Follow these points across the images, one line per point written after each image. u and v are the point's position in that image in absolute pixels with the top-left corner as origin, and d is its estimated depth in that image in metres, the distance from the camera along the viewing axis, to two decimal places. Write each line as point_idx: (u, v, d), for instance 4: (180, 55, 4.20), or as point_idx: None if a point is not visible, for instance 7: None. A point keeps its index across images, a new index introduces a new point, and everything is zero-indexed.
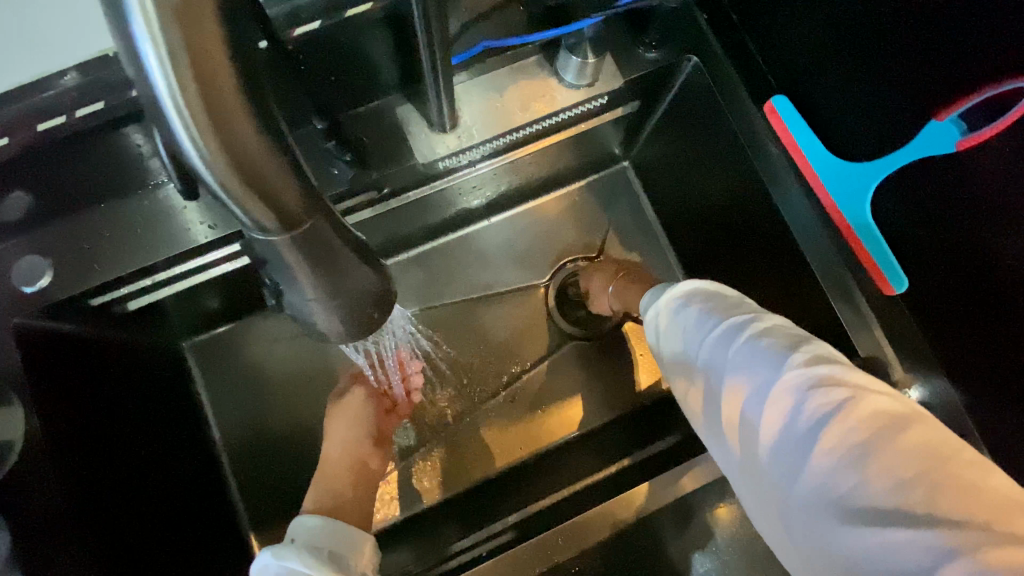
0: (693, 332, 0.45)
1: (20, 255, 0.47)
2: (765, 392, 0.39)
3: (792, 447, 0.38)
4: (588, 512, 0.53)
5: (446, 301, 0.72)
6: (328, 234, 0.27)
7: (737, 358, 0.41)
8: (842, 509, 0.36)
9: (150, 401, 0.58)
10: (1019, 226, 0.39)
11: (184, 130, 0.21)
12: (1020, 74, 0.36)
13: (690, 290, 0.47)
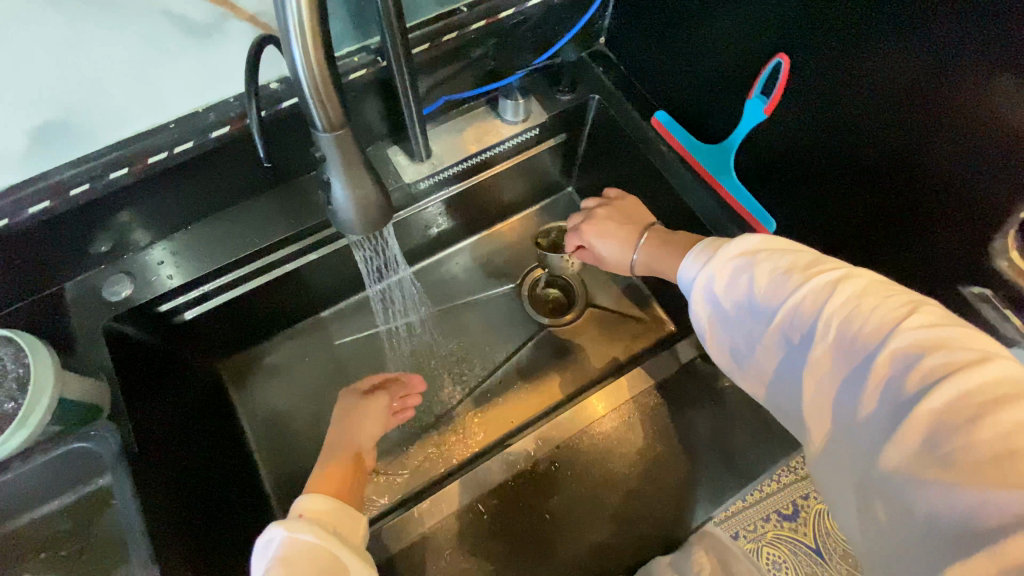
0: (771, 293, 0.48)
1: (109, 274, 0.63)
2: (864, 355, 0.42)
3: (889, 407, 0.39)
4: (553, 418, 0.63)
5: (438, 308, 0.87)
6: (351, 143, 0.37)
7: (824, 322, 0.44)
8: (917, 467, 0.37)
9: (193, 403, 0.71)
10: (827, 155, 0.56)
11: (300, 50, 0.32)
12: (777, 53, 0.56)
13: (769, 250, 0.51)
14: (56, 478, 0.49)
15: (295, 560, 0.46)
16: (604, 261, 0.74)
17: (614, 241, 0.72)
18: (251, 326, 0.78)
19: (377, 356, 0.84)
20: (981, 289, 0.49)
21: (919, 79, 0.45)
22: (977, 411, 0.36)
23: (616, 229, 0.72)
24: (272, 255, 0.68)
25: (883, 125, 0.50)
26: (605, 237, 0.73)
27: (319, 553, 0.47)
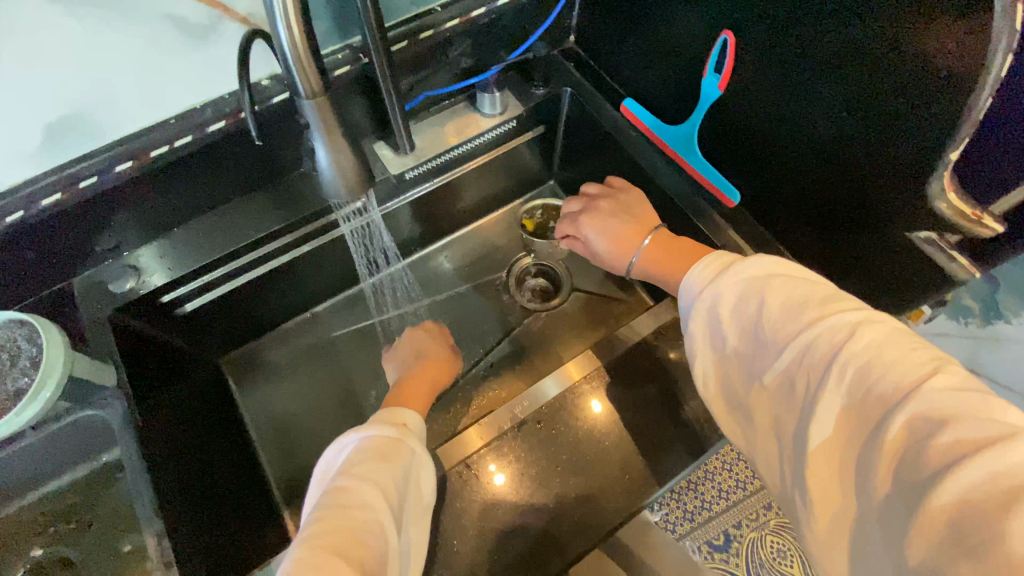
0: (784, 333, 0.50)
1: (114, 268, 0.67)
2: (881, 414, 0.41)
3: (909, 479, 0.38)
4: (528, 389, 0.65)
5: (430, 298, 0.91)
6: (329, 110, 0.40)
7: (835, 368, 0.45)
8: (942, 555, 0.35)
9: (195, 393, 0.74)
10: (778, 122, 0.61)
11: (283, 20, 0.35)
12: (722, 30, 0.61)
13: (785, 291, 0.53)
14: (74, 449, 0.53)
15: (372, 452, 0.50)
16: (597, 256, 0.72)
17: (611, 240, 0.70)
18: (248, 320, 0.82)
19: (372, 347, 0.88)
20: (927, 233, 0.52)
21: (888, 97, 0.49)
22: (1002, 496, 0.34)
23: (617, 225, 0.70)
24: (267, 247, 0.72)
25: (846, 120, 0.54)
26: (604, 234, 0.70)
27: (392, 442, 0.52)
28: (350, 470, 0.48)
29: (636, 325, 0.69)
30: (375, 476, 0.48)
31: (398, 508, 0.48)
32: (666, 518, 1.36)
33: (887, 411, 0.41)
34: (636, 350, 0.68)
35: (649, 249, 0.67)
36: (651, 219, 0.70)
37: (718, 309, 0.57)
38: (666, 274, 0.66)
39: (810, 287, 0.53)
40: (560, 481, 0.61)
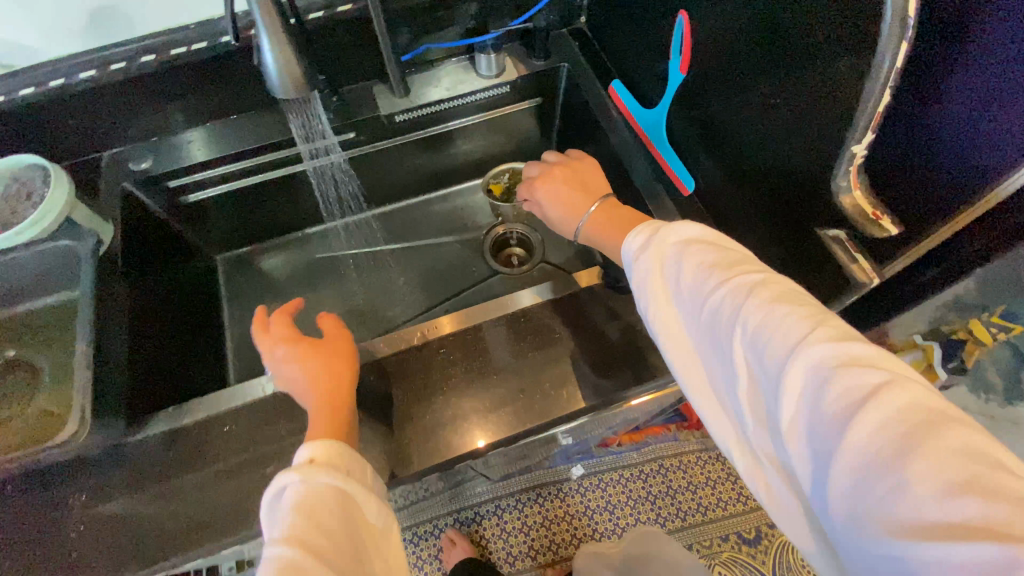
0: (696, 300, 0.47)
1: (134, 148, 0.78)
2: (780, 379, 0.38)
3: (814, 439, 0.36)
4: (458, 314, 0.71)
5: (410, 242, 0.98)
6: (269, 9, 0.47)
7: (743, 333, 0.42)
8: (863, 514, 0.32)
9: (183, 274, 0.85)
10: (727, 109, 0.62)
11: None
12: (683, 13, 0.63)
13: (697, 256, 0.49)
14: (40, 271, 0.63)
15: (312, 507, 0.42)
16: (553, 225, 0.74)
17: (564, 207, 0.72)
18: (247, 224, 0.92)
19: (348, 272, 0.96)
20: (835, 230, 0.52)
21: (820, 84, 0.48)
22: (899, 442, 0.32)
23: (569, 194, 0.72)
24: (265, 157, 0.81)
25: (786, 111, 0.53)
26: (555, 204, 0.72)
27: (341, 494, 0.44)
28: (287, 537, 0.40)
29: (568, 283, 0.74)
30: (319, 543, 0.40)
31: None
32: (618, 521, 1.38)
33: (783, 377, 0.38)
34: (561, 309, 0.71)
35: (594, 217, 0.67)
36: (602, 190, 0.72)
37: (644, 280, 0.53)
38: (605, 241, 0.66)
39: (725, 248, 0.50)
40: (452, 407, 0.65)
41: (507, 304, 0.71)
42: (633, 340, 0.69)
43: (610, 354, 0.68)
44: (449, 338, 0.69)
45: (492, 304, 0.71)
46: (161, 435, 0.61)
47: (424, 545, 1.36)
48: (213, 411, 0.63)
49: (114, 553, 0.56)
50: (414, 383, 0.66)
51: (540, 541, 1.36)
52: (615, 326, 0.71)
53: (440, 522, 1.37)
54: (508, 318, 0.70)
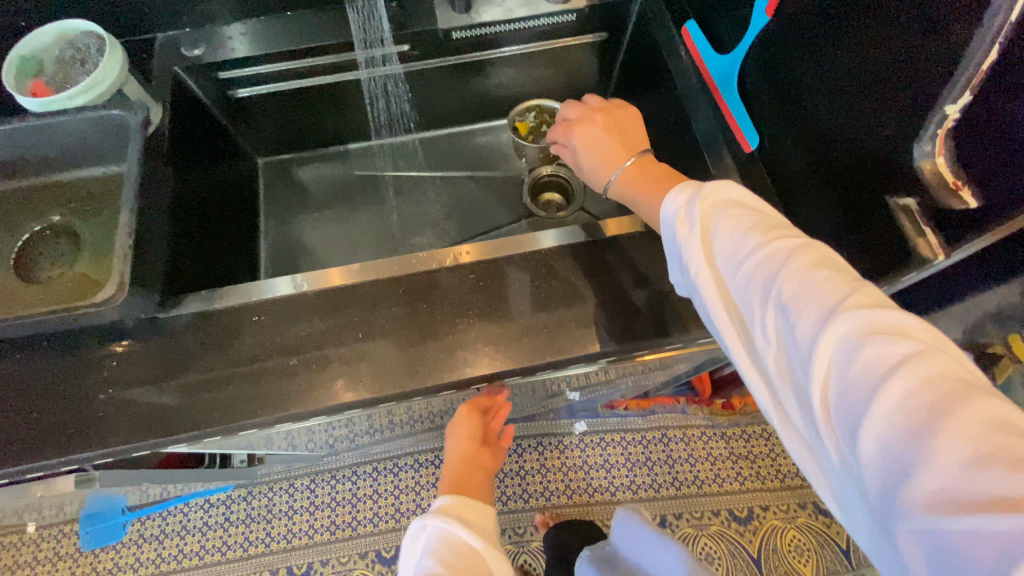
0: (726, 261, 0.44)
1: (186, 32, 0.77)
2: (808, 345, 0.36)
3: (839, 411, 0.34)
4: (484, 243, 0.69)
5: (449, 169, 0.97)
6: None
7: (773, 297, 0.40)
8: (887, 488, 0.31)
9: (225, 168, 0.85)
10: (805, 57, 0.57)
11: None
12: None
13: (731, 215, 0.46)
14: (91, 138, 0.64)
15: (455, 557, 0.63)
16: (582, 172, 0.69)
17: (598, 157, 0.66)
18: (290, 129, 0.91)
19: (385, 192, 0.95)
20: (907, 200, 0.48)
21: (916, 34, 0.44)
22: (926, 416, 0.30)
23: (605, 141, 0.67)
24: (316, 59, 0.79)
25: (872, 63, 0.49)
26: (588, 148, 0.67)
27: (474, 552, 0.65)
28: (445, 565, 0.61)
29: (607, 225, 0.71)
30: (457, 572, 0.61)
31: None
32: (612, 479, 1.40)
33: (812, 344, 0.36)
34: (596, 250, 0.69)
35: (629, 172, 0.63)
36: (639, 140, 0.67)
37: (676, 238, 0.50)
38: (637, 197, 0.62)
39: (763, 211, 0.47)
40: (473, 329, 0.64)
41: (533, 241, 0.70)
42: (666, 290, 0.67)
43: (635, 303, 0.67)
44: (479, 262, 0.68)
45: (516, 238, 0.70)
46: (191, 316, 0.63)
47: (425, 472, 1.43)
48: (242, 300, 0.64)
49: (139, 419, 0.59)
50: (438, 304, 0.65)
51: (534, 486, 1.39)
52: (649, 275, 0.69)
53: (442, 453, 1.45)
54: (540, 251, 0.69)
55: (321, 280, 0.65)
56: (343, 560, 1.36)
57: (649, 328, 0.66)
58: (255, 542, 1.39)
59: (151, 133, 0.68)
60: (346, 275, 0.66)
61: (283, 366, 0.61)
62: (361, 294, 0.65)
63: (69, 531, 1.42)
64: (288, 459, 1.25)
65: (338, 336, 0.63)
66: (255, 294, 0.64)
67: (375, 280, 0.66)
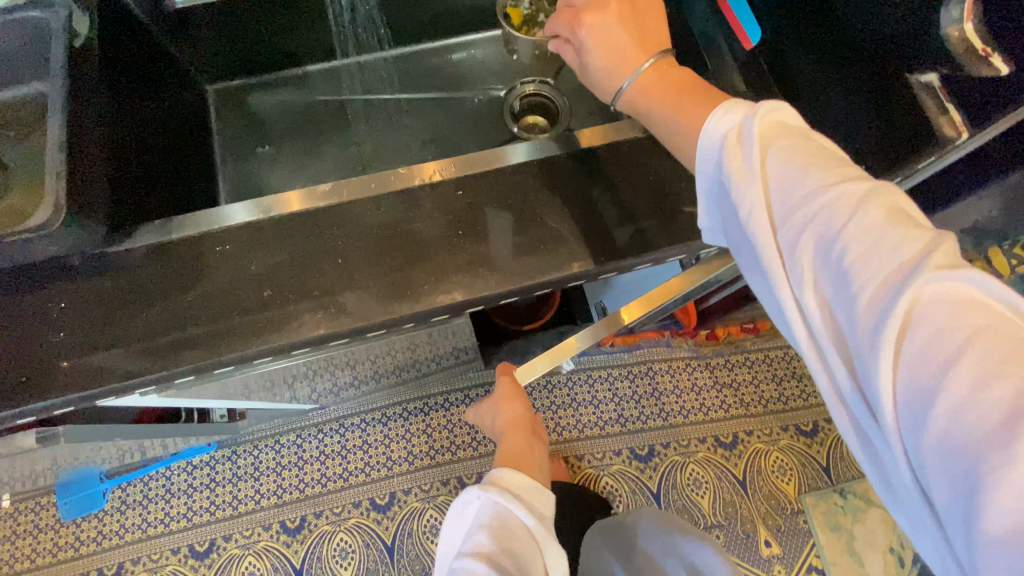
0: (776, 207, 0.39)
1: None
2: (877, 309, 0.32)
3: (907, 394, 0.31)
4: (465, 157, 0.64)
5: (422, 91, 0.89)
6: None
7: (836, 251, 0.35)
8: (957, 485, 0.28)
9: (170, 93, 0.76)
10: None
11: None
12: None
13: (788, 148, 0.39)
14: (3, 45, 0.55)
15: (507, 533, 0.71)
16: (591, 80, 0.57)
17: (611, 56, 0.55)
18: (240, 47, 0.82)
19: (353, 118, 0.87)
20: (930, 77, 0.47)
21: None
22: (1011, 409, 0.27)
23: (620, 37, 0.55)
24: None
25: None
26: (601, 49, 0.55)
27: (522, 533, 0.72)
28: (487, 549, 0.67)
29: (598, 132, 0.66)
30: (503, 554, 0.67)
31: (534, 562, 0.70)
32: (601, 414, 1.41)
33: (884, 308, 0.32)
34: (587, 160, 0.64)
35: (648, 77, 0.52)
36: (661, 36, 0.55)
37: (716, 172, 0.44)
38: (660, 110, 0.51)
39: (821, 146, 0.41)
40: (460, 249, 0.60)
41: (506, 155, 0.64)
42: (662, 200, 0.63)
43: (633, 214, 0.63)
44: (461, 177, 0.62)
45: (484, 154, 0.64)
46: (146, 248, 0.57)
47: (414, 420, 1.42)
48: (205, 229, 0.58)
49: (101, 363, 0.53)
50: (422, 223, 0.60)
51: None
52: (645, 183, 0.64)
53: (430, 400, 1.43)
54: (528, 163, 0.64)
55: (291, 204, 0.59)
56: (337, 511, 1.35)
57: (646, 239, 0.62)
58: (245, 500, 1.37)
59: (81, 47, 0.57)
60: (318, 197, 0.60)
61: (257, 298, 0.56)
62: (337, 216, 0.60)
63: (46, 503, 1.37)
64: (271, 414, 1.21)
65: (315, 262, 0.58)
66: (215, 222, 0.58)
67: (351, 199, 0.60)
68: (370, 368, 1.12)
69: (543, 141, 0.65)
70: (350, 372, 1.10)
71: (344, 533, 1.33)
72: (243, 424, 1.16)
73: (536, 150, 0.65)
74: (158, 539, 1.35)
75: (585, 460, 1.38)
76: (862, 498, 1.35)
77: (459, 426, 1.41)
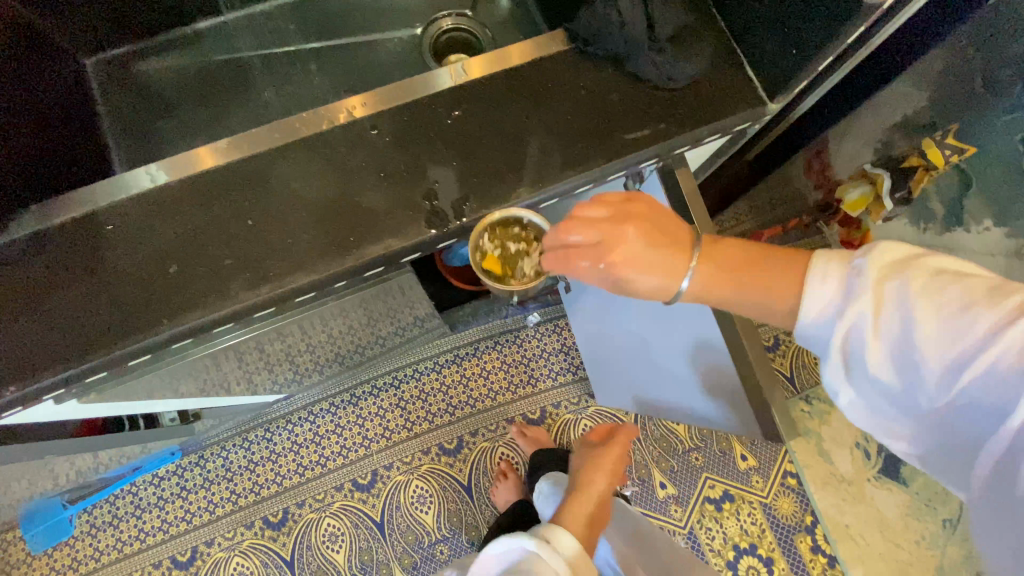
0: (982, 356, 0.43)
1: None
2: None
3: None
4: (385, 92, 0.59)
5: (332, 40, 0.82)
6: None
7: (999, 389, 0.42)
8: None
9: (38, 66, 0.66)
10: None
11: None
12: None
13: (978, 292, 0.45)
14: None
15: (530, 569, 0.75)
16: (636, 294, 0.58)
17: (664, 275, 0.55)
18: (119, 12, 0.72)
19: (259, 78, 0.80)
20: None
21: None
22: None
23: (654, 254, 0.55)
24: None
25: None
26: (643, 272, 0.55)
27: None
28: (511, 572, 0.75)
29: (525, 51, 0.61)
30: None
31: None
32: (571, 360, 1.41)
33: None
34: (514, 83, 0.60)
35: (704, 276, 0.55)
36: (683, 230, 0.56)
37: (836, 310, 0.51)
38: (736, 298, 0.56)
39: (975, 276, 0.47)
40: (391, 193, 0.56)
41: (426, 81, 0.59)
42: (599, 116, 0.60)
43: (569, 133, 0.59)
44: (382, 119, 0.58)
45: (408, 83, 0.59)
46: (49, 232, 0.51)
47: (386, 396, 1.38)
48: (110, 200, 0.52)
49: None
50: (345, 171, 0.56)
51: (498, 383, 1.40)
52: (578, 100, 0.60)
53: (399, 373, 1.40)
54: (452, 95, 0.59)
55: (203, 161, 0.54)
56: (319, 498, 1.32)
57: (583, 157, 0.59)
58: (222, 503, 1.32)
59: None
60: (232, 151, 0.55)
61: (168, 275, 0.51)
62: (251, 175, 0.55)
63: (10, 539, 1.29)
64: (235, 409, 1.16)
65: (234, 226, 0.53)
66: (129, 189, 0.53)
67: (263, 152, 0.55)
68: (329, 348, 1.08)
69: (461, 63, 0.61)
70: (308, 355, 1.05)
71: (331, 517, 1.31)
72: (206, 422, 1.11)
73: (457, 75, 0.60)
74: (136, 556, 1.29)
75: (561, 406, 1.39)
76: (826, 402, 1.42)
77: (433, 394, 1.39)
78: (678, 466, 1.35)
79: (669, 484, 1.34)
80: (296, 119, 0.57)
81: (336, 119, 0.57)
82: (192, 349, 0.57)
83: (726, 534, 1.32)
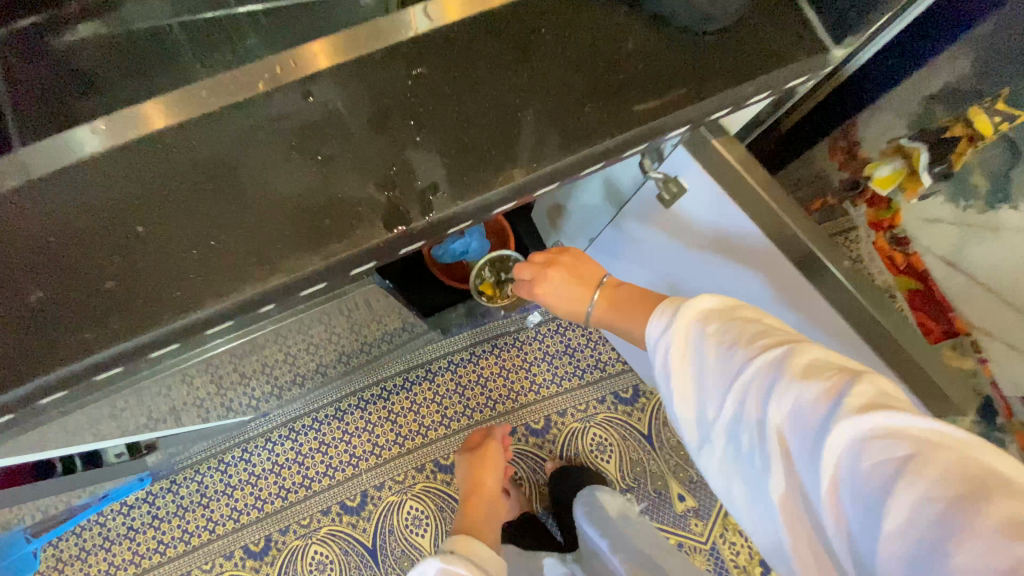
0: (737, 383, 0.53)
1: None
2: (815, 440, 0.45)
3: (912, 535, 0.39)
4: (322, 49, 0.45)
5: None
6: None
7: (803, 425, 0.47)
8: None
9: None
10: None
11: None
12: None
13: (746, 337, 0.55)
14: None
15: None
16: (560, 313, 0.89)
17: (570, 298, 0.83)
18: None
19: None
20: None
21: None
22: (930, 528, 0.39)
23: (572, 288, 0.83)
24: None
25: None
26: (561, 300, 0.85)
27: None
28: None
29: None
30: None
31: None
32: (575, 364, 1.29)
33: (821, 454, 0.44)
34: (490, 36, 0.47)
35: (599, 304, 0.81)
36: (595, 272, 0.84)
37: (662, 339, 0.61)
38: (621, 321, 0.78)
39: (762, 325, 0.57)
40: (333, 182, 0.43)
41: (382, 29, 0.46)
42: (598, 77, 0.47)
43: (558, 98, 0.46)
44: (321, 87, 0.45)
45: (354, 34, 0.46)
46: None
47: (373, 409, 1.26)
48: None
49: None
50: (298, 154, 0.44)
51: (496, 391, 1.27)
52: (572, 57, 0.47)
53: (388, 383, 1.27)
54: (408, 52, 0.46)
55: (128, 129, 0.43)
56: (304, 523, 1.20)
57: (581, 129, 0.46)
58: (198, 532, 1.20)
59: None
60: (159, 119, 0.44)
61: (85, 284, 0.40)
62: (153, 165, 0.42)
63: None
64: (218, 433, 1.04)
65: (176, 227, 0.42)
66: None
67: (203, 122, 0.43)
68: (311, 362, 0.95)
69: (424, 6, 0.47)
70: (285, 371, 0.93)
71: (317, 544, 1.19)
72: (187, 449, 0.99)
73: (418, 21, 0.46)
74: None
75: (568, 414, 1.27)
76: None
77: (426, 406, 1.26)
78: (696, 477, 1.23)
79: (687, 495, 1.23)
80: (235, 70, 0.45)
81: (262, 90, 0.44)
82: (135, 372, 0.48)
83: (752, 549, 1.21)
